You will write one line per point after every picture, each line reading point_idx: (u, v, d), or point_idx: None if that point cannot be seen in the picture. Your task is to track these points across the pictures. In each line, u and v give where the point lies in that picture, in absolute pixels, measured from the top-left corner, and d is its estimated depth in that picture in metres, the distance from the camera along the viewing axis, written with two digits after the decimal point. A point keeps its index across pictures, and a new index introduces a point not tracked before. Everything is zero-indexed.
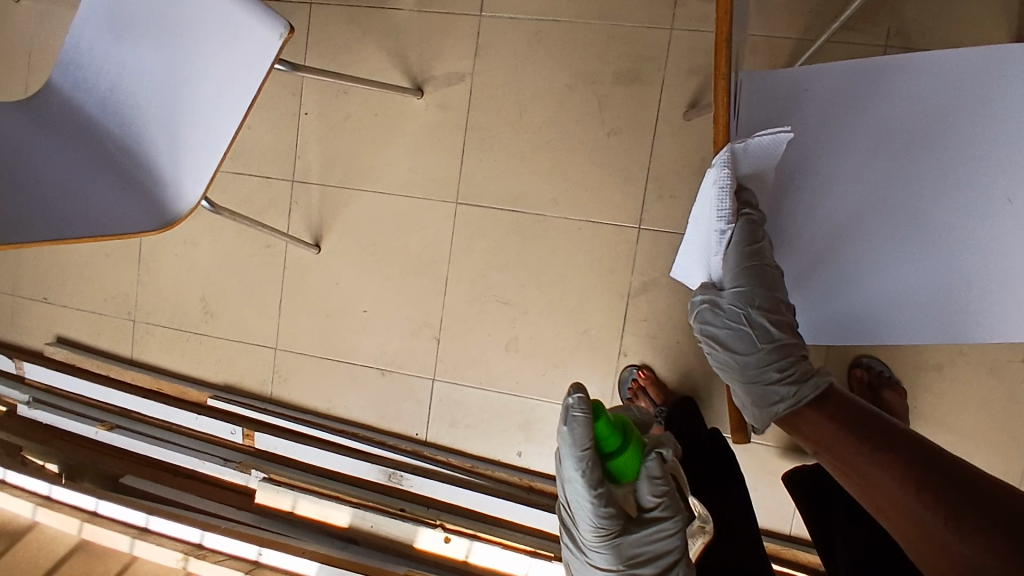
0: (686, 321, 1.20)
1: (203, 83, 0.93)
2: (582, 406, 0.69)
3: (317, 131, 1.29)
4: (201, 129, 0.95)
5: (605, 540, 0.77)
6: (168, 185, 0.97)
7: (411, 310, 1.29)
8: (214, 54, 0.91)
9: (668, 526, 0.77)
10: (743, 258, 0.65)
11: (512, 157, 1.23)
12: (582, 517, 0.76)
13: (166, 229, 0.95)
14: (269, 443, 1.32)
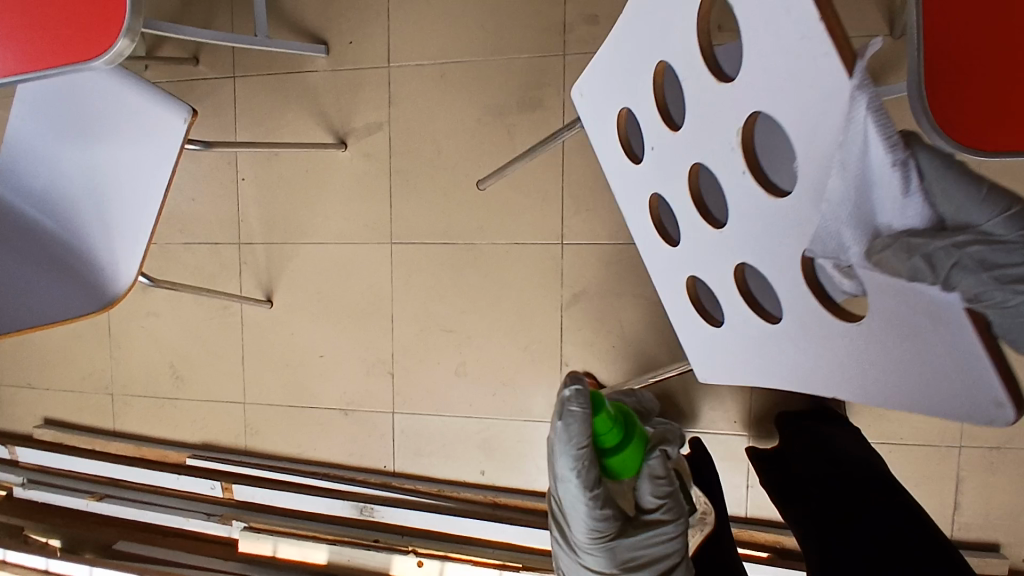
0: (620, 325, 1.25)
1: (122, 178, 1.04)
2: (578, 405, 0.87)
3: (255, 195, 1.38)
4: (124, 217, 1.04)
5: (603, 545, 0.92)
6: (100, 271, 1.07)
7: (364, 350, 1.36)
8: (130, 152, 1.02)
9: (660, 534, 0.93)
10: (967, 175, 0.44)
11: (435, 194, 1.30)
12: (582, 522, 0.90)
13: (99, 311, 1.04)
14: (247, 493, 1.39)
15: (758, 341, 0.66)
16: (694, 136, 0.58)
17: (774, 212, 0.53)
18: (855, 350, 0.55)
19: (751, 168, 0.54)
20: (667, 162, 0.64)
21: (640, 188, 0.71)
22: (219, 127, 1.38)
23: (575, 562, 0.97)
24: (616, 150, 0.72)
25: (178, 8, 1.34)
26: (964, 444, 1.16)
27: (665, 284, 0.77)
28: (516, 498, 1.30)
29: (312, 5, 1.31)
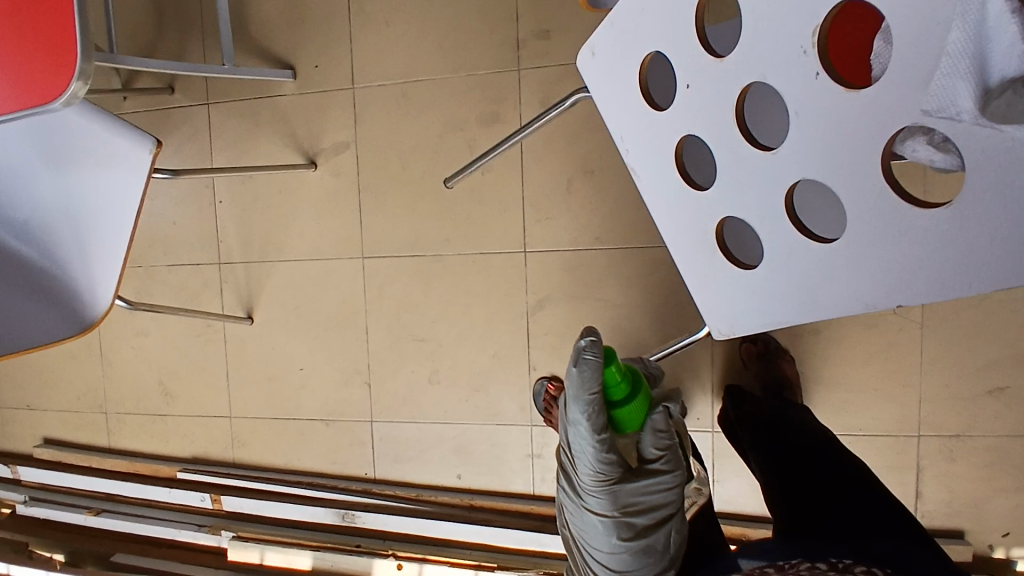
0: (584, 329, 1.29)
1: (86, 216, 1.09)
2: (594, 352, 0.94)
3: (232, 216, 1.43)
4: (88, 255, 1.11)
5: (606, 485, 0.96)
6: (60, 302, 1.12)
7: (341, 361, 1.41)
8: (96, 191, 1.08)
9: (660, 481, 0.99)
10: None
11: (403, 208, 1.35)
12: (590, 460, 0.96)
13: (61, 342, 1.12)
14: (235, 504, 1.45)
15: (804, 271, 0.61)
16: (750, 52, 0.57)
17: (855, 107, 0.52)
18: (935, 236, 0.51)
19: (825, 70, 0.53)
20: (710, 91, 0.61)
21: (660, 137, 0.67)
22: (197, 153, 1.44)
23: (580, 506, 1.00)
24: (634, 100, 0.68)
25: (153, 41, 1.40)
26: (923, 434, 1.17)
27: (686, 244, 0.69)
28: (491, 500, 1.34)
29: (279, 32, 1.36)
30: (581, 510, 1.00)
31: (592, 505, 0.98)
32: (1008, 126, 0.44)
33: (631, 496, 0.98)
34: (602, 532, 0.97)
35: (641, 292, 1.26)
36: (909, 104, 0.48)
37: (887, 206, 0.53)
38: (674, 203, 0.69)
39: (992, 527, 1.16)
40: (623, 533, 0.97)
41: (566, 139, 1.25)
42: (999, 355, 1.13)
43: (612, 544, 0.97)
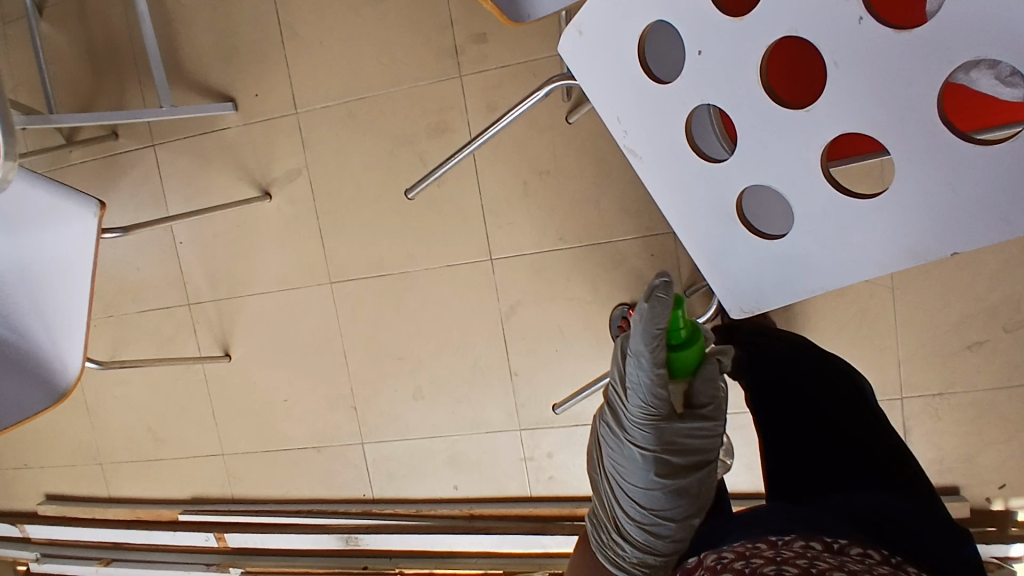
0: (559, 328, 1.28)
1: (36, 297, 1.04)
2: (668, 290, 0.68)
3: (195, 256, 1.41)
4: (42, 334, 1.06)
5: (650, 417, 0.71)
6: (12, 381, 1.07)
7: (323, 388, 1.41)
8: (48, 272, 1.04)
9: (713, 428, 0.73)
10: None
11: (363, 229, 1.33)
12: (637, 386, 0.71)
13: (12, 423, 1.07)
14: (240, 539, 1.46)
15: (844, 235, 0.54)
16: (777, 5, 0.48)
17: (903, 52, 0.45)
18: (998, 177, 0.46)
19: (870, 14, 0.45)
20: (728, 53, 0.52)
21: (665, 115, 0.58)
22: (150, 197, 1.42)
23: (614, 433, 0.75)
24: (630, 77, 0.58)
25: (90, 89, 1.37)
26: (906, 395, 1.17)
27: (699, 225, 0.61)
28: (490, 507, 1.35)
29: (215, 65, 1.33)
30: (613, 435, 0.75)
31: (630, 432, 0.73)
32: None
33: (677, 435, 0.72)
34: (634, 468, 0.73)
35: (612, 286, 1.23)
36: (982, 35, 0.42)
37: (940, 154, 0.47)
38: (686, 184, 0.60)
39: (987, 480, 1.17)
40: (656, 474, 0.72)
41: (519, 141, 1.23)
42: (973, 310, 1.12)
43: (642, 483, 0.73)
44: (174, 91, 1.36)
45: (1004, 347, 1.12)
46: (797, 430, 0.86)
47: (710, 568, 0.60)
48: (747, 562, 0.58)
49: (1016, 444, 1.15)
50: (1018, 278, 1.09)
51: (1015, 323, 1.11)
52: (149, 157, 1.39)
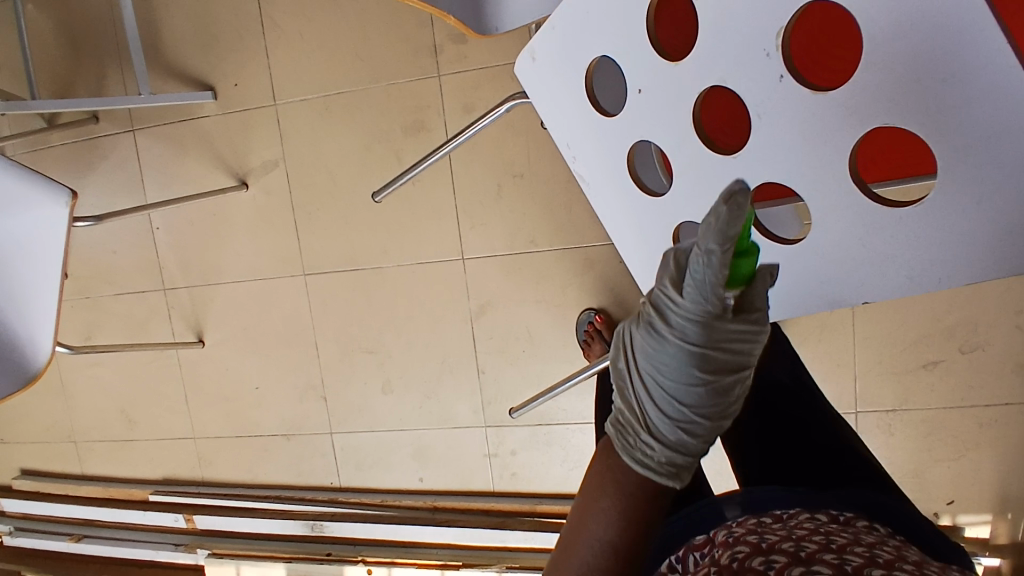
0: (527, 329, 1.29)
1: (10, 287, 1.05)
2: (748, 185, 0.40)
3: (171, 242, 1.42)
4: (16, 323, 1.07)
5: (707, 308, 0.42)
6: None
7: (295, 379, 1.42)
8: (22, 265, 1.05)
9: None
10: None
11: (338, 224, 1.34)
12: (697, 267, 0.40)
13: None
14: (208, 522, 1.49)
15: (772, 273, 0.59)
16: (710, 55, 0.51)
17: (822, 110, 0.48)
18: (904, 233, 0.50)
19: (790, 72, 0.48)
20: (666, 94, 0.54)
21: (610, 146, 0.60)
22: (128, 181, 1.42)
23: (653, 336, 0.44)
24: (577, 107, 0.60)
25: (70, 71, 1.36)
26: (860, 409, 1.20)
27: (641, 252, 0.64)
28: (452, 500, 1.38)
29: (196, 53, 1.33)
30: (648, 328, 0.45)
31: (671, 323, 0.44)
32: (1002, 134, 0.42)
33: (741, 336, 0.42)
34: (668, 366, 0.44)
35: (580, 291, 1.25)
36: (895, 103, 0.45)
37: (855, 208, 0.51)
38: (630, 212, 0.63)
39: (935, 495, 1.20)
40: (701, 373, 0.43)
41: (494, 143, 1.24)
42: (930, 331, 1.14)
43: (682, 384, 0.44)
44: (154, 77, 1.36)
45: (959, 368, 1.14)
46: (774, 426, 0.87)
47: (724, 542, 0.56)
48: (761, 539, 0.54)
49: (965, 462, 1.17)
50: (975, 301, 1.11)
51: (971, 345, 1.13)
52: (127, 142, 1.40)
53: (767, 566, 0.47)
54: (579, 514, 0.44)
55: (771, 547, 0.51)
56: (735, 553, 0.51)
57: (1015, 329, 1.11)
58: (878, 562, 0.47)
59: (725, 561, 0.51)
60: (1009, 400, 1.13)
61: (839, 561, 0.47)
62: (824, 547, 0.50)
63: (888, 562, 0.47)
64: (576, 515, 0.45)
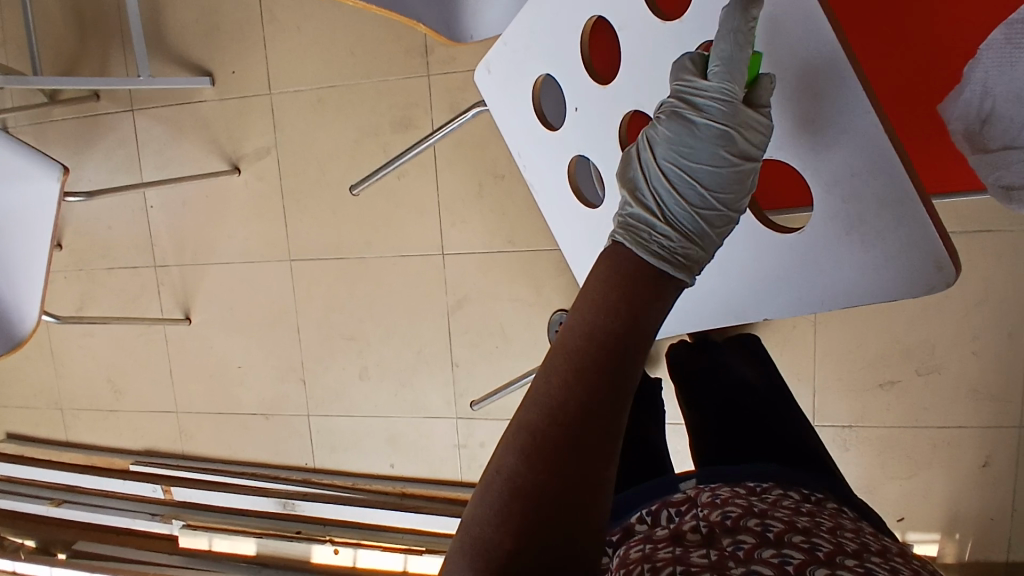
0: (500, 325, 1.33)
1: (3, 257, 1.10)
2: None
3: (164, 220, 1.46)
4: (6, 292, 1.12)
5: (733, 88, 0.49)
6: None
7: (276, 361, 1.47)
8: (15, 238, 1.09)
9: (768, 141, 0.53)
10: None
11: (324, 212, 1.38)
12: (723, 44, 0.47)
13: None
14: (185, 494, 1.54)
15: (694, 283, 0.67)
16: (633, 81, 0.56)
17: None
18: (794, 255, 0.57)
19: None
20: (598, 115, 0.59)
21: (554, 160, 0.65)
22: (126, 160, 1.46)
23: (674, 127, 0.51)
24: (527, 122, 0.65)
25: (75, 51, 1.41)
26: (819, 423, 1.23)
27: (579, 257, 0.70)
28: (421, 488, 1.42)
29: (196, 40, 1.37)
30: (676, 114, 0.51)
31: (696, 110, 0.51)
32: (853, 165, 0.50)
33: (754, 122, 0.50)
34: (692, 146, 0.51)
35: (553, 292, 1.29)
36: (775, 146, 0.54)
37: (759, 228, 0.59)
38: (573, 218, 0.67)
39: (886, 511, 1.23)
40: (724, 155, 0.51)
41: (478, 143, 1.27)
42: (888, 351, 1.17)
43: (705, 164, 0.51)
44: (155, 60, 1.40)
45: (915, 389, 1.17)
46: (734, 410, 0.84)
47: (710, 501, 0.53)
48: (751, 503, 0.52)
49: (917, 481, 1.20)
50: (932, 326, 1.14)
51: (927, 367, 1.16)
52: (127, 122, 1.44)
53: (763, 527, 0.47)
54: (578, 313, 0.46)
55: (765, 512, 0.50)
56: (727, 512, 0.50)
57: (971, 354, 1.14)
58: (866, 544, 0.45)
59: (716, 516, 0.50)
60: (961, 424, 1.16)
61: (829, 536, 0.45)
62: (816, 523, 0.48)
63: (883, 551, 0.44)
64: (571, 319, 0.46)
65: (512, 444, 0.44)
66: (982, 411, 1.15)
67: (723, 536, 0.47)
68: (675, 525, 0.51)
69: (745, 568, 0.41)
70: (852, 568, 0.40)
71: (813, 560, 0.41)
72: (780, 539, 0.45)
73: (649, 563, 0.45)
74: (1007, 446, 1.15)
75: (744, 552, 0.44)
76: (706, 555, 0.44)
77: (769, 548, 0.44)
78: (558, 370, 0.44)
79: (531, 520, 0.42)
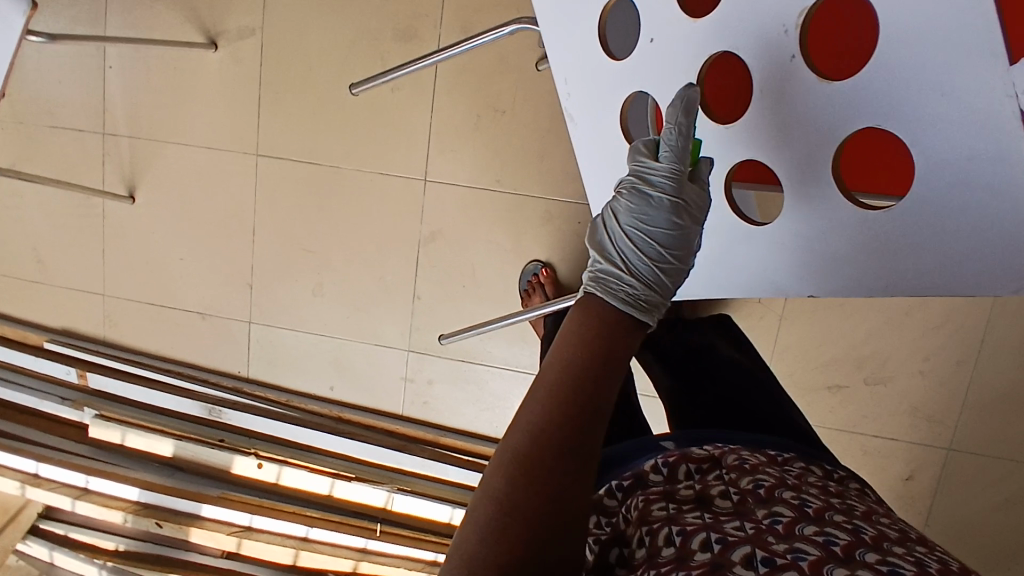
0: (470, 264, 1.29)
1: None
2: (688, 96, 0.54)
3: (122, 86, 1.32)
4: None
5: (679, 167, 0.54)
6: None
7: (223, 260, 1.37)
8: None
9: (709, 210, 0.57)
10: None
11: (304, 112, 1.28)
12: (672, 131, 0.53)
13: None
14: (101, 383, 1.43)
15: (726, 250, 0.60)
16: (727, 19, 0.50)
17: (825, 97, 0.47)
18: (861, 236, 0.50)
19: (803, 54, 0.48)
20: (676, 50, 0.53)
21: (607, 92, 0.59)
22: (87, 9, 1.30)
23: (633, 195, 0.55)
24: (585, 45, 0.59)
25: None
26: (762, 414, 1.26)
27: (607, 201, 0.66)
28: (359, 415, 1.37)
29: None
30: (631, 189, 0.55)
31: (651, 183, 0.55)
32: (971, 150, 0.42)
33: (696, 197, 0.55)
34: (651, 212, 0.54)
35: (531, 241, 1.26)
36: (879, 108, 0.45)
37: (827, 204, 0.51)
38: (612, 160, 0.63)
39: None
40: (675, 218, 0.54)
41: (483, 71, 1.20)
42: (842, 357, 1.21)
43: (659, 228, 0.54)
44: None
45: (860, 397, 1.22)
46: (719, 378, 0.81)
47: (737, 465, 0.53)
48: (783, 473, 0.52)
49: None
50: (888, 340, 1.19)
51: (875, 378, 1.21)
52: None
53: (800, 502, 0.48)
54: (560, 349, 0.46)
55: (798, 485, 0.51)
56: (759, 480, 0.51)
57: (918, 373, 1.19)
58: (903, 528, 0.47)
59: (748, 484, 0.50)
60: (893, 435, 1.22)
61: (869, 521, 0.47)
62: (849, 502, 0.49)
63: (918, 537, 0.45)
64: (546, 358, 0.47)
65: (498, 468, 0.44)
66: (916, 428, 1.21)
67: (757, 508, 0.47)
68: (699, 484, 0.52)
69: (789, 545, 0.42)
70: (901, 556, 0.41)
71: (861, 543, 0.42)
72: (821, 517, 0.46)
73: (676, 524, 0.46)
74: (931, 464, 1.22)
75: (783, 528, 0.44)
76: (741, 525, 0.45)
77: (810, 525, 0.44)
78: (538, 400, 0.45)
79: (517, 555, 0.41)
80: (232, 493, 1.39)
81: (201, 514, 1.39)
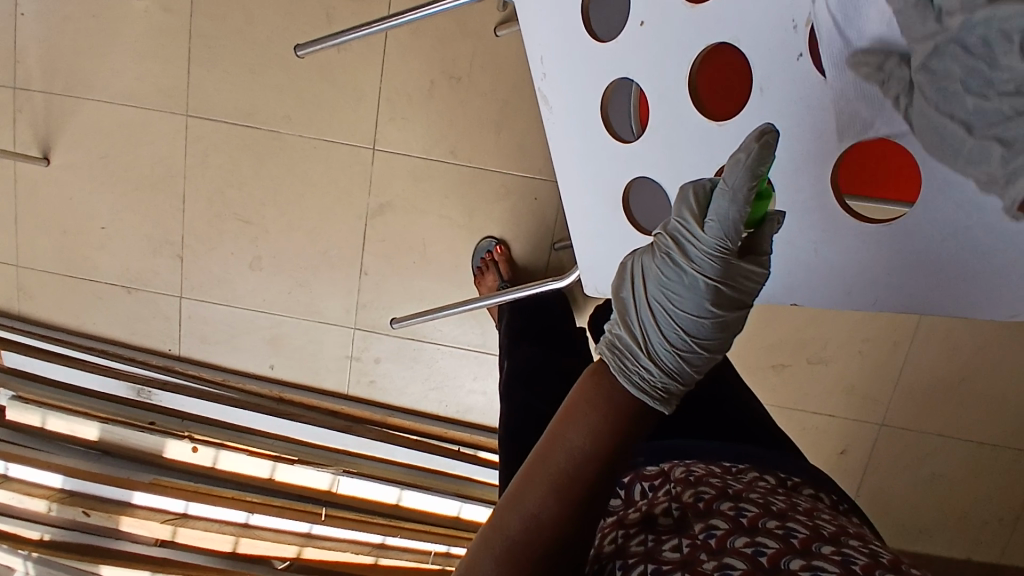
0: (421, 239, 1.23)
1: None
2: (765, 146, 0.42)
3: (32, 31, 1.18)
4: None
5: (724, 244, 0.45)
6: None
7: (150, 229, 1.27)
8: None
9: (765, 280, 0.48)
10: None
11: (240, 70, 1.18)
12: (721, 205, 0.43)
13: None
14: (17, 361, 1.31)
15: None
16: (730, 8, 0.45)
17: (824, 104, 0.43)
18: (823, 264, 0.48)
19: (810, 54, 0.43)
20: (664, 40, 0.49)
21: (590, 76, 0.55)
22: None
23: (667, 264, 0.47)
24: (569, 22, 0.54)
25: None
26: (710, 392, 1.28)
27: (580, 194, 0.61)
28: (300, 395, 1.31)
29: None
30: (665, 256, 0.47)
31: (688, 252, 0.46)
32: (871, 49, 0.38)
33: (746, 275, 0.46)
34: (682, 288, 0.47)
35: (483, 218, 1.21)
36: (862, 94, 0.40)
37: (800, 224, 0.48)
38: (591, 149, 0.58)
39: None
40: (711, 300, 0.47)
41: (437, 35, 1.14)
42: (787, 338, 1.24)
43: (689, 309, 0.48)
44: None
45: (802, 376, 1.25)
46: None
47: (684, 478, 0.53)
48: (727, 483, 0.52)
49: None
50: (831, 321, 1.22)
51: (816, 358, 1.24)
52: None
53: (737, 512, 0.46)
54: (569, 431, 0.44)
55: (738, 494, 0.49)
56: (700, 493, 0.50)
57: (857, 353, 1.22)
58: (843, 528, 0.46)
59: (689, 498, 0.50)
60: (831, 412, 1.26)
61: (805, 519, 0.46)
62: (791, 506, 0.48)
63: (855, 537, 0.44)
64: (560, 439, 0.44)
65: (486, 542, 0.43)
66: (851, 406, 1.25)
67: (695, 522, 0.46)
68: (646, 504, 0.51)
69: (718, 561, 0.40)
70: (828, 557, 0.40)
71: (790, 550, 0.41)
72: (754, 526, 0.44)
73: (620, 557, 0.45)
74: (864, 440, 1.27)
75: (716, 542, 0.43)
76: (678, 545, 0.44)
77: (742, 535, 0.43)
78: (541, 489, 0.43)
79: None
80: (165, 478, 1.31)
81: (132, 501, 1.32)
